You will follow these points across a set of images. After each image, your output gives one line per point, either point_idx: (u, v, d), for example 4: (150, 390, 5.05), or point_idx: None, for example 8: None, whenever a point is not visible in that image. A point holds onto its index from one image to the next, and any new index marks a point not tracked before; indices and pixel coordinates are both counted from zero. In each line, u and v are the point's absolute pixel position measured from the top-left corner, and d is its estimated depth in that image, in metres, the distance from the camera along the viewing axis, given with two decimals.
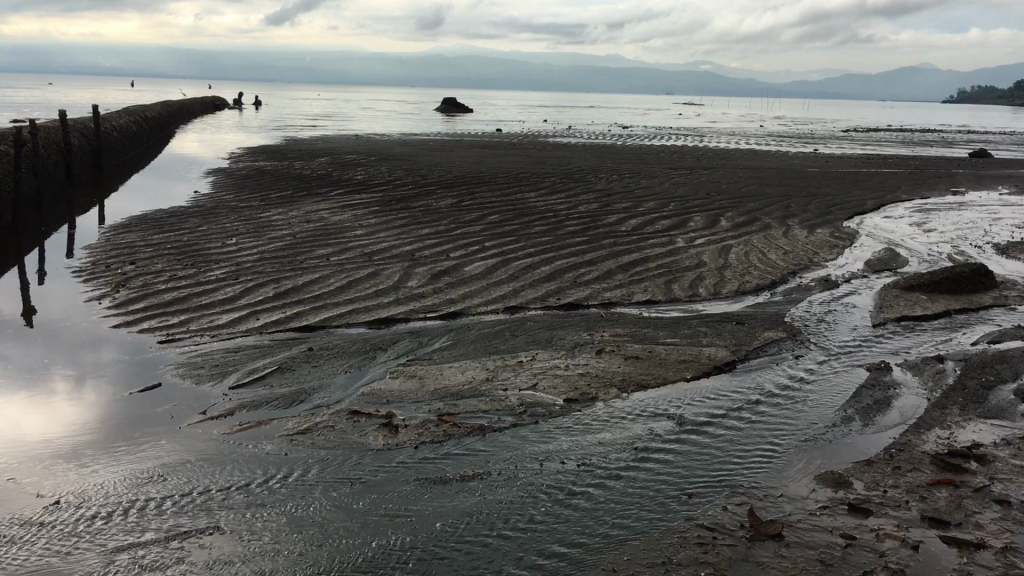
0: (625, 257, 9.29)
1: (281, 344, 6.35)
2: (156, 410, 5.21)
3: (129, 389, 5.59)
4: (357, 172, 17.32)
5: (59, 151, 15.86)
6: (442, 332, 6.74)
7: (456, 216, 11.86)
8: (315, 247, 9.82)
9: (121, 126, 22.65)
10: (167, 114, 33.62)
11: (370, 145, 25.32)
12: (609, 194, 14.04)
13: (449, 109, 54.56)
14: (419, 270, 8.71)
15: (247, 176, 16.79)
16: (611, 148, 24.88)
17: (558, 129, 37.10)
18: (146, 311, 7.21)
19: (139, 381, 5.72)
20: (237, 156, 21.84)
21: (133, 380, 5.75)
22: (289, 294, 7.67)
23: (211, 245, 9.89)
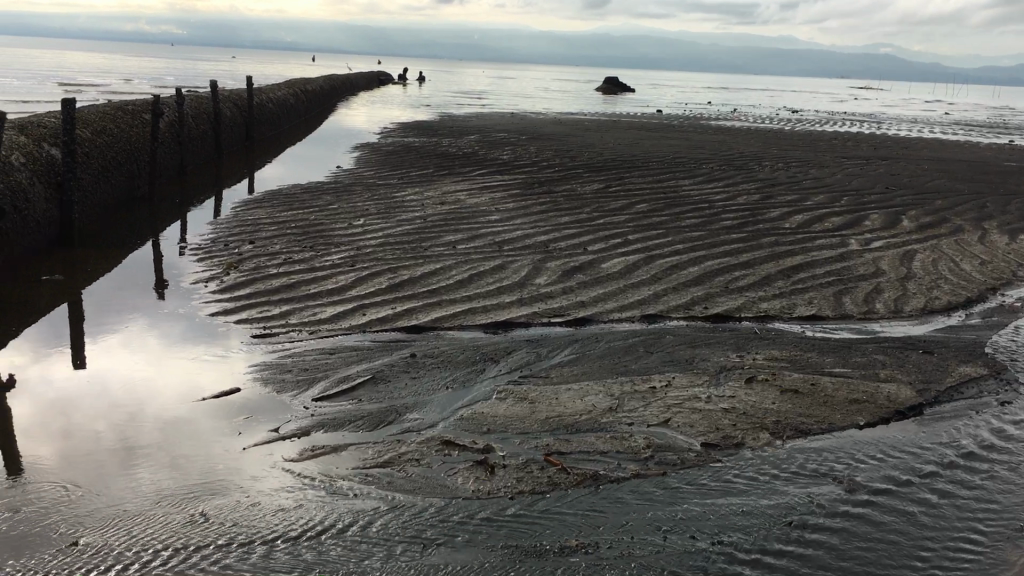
0: (788, 260, 8.10)
1: (380, 349, 5.60)
2: (216, 426, 4.54)
3: (201, 395, 4.96)
4: (504, 152, 16.57)
5: (209, 122, 15.89)
6: (565, 343, 5.82)
7: (600, 204, 10.89)
8: (443, 232, 9.07)
9: (277, 98, 22.81)
10: (329, 87, 34.05)
11: (523, 124, 24.59)
12: (772, 185, 12.71)
13: (611, 90, 53.43)
14: (550, 264, 7.83)
15: (392, 152, 16.36)
16: (779, 134, 23.16)
17: (722, 111, 35.30)
18: (244, 300, 6.63)
19: (212, 387, 5.09)
20: (388, 130, 21.57)
21: (206, 386, 5.11)
22: (403, 288, 6.94)
23: (337, 225, 9.33)
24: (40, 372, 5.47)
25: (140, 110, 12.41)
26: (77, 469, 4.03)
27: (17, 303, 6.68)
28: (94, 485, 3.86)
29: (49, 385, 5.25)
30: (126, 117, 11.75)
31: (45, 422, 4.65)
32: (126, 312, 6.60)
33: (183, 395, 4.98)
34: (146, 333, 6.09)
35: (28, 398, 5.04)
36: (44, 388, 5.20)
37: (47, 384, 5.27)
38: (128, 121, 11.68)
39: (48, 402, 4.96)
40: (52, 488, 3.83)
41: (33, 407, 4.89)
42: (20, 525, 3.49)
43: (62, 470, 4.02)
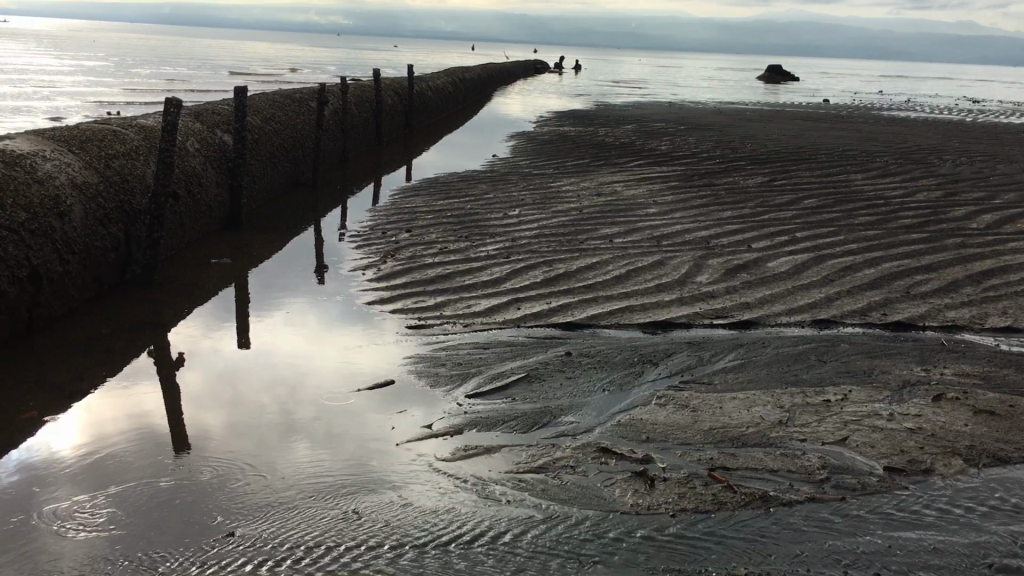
0: (976, 264, 7.43)
1: (535, 345, 5.44)
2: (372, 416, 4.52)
3: (357, 384, 4.94)
4: (662, 141, 16.16)
5: (371, 110, 16.22)
6: (729, 347, 5.49)
7: (765, 198, 10.38)
8: (600, 225, 8.84)
9: (436, 86, 23.12)
10: (487, 76, 34.32)
11: (682, 113, 23.99)
12: (954, 181, 11.80)
13: (773, 77, 51.62)
14: (712, 261, 7.47)
15: (549, 141, 16.23)
16: (960, 126, 21.64)
17: (896, 101, 33.34)
18: (400, 289, 6.61)
19: (368, 376, 5.06)
20: (545, 119, 21.49)
21: (362, 373, 5.10)
22: (558, 282, 6.75)
23: (493, 215, 9.26)
24: (211, 343, 5.70)
25: (307, 98, 12.75)
26: (238, 448, 4.12)
27: (188, 284, 6.90)
28: (254, 469, 3.89)
29: (220, 356, 5.47)
30: (294, 105, 12.08)
31: (215, 393, 4.86)
32: (287, 296, 6.70)
33: (340, 382, 4.98)
34: (307, 317, 6.16)
35: (201, 368, 5.27)
36: (215, 358, 5.43)
37: (218, 354, 5.50)
38: (295, 108, 12.01)
39: (220, 372, 5.19)
40: (214, 470, 3.89)
41: (205, 377, 5.12)
42: (182, 507, 3.55)
43: (222, 453, 4.08)
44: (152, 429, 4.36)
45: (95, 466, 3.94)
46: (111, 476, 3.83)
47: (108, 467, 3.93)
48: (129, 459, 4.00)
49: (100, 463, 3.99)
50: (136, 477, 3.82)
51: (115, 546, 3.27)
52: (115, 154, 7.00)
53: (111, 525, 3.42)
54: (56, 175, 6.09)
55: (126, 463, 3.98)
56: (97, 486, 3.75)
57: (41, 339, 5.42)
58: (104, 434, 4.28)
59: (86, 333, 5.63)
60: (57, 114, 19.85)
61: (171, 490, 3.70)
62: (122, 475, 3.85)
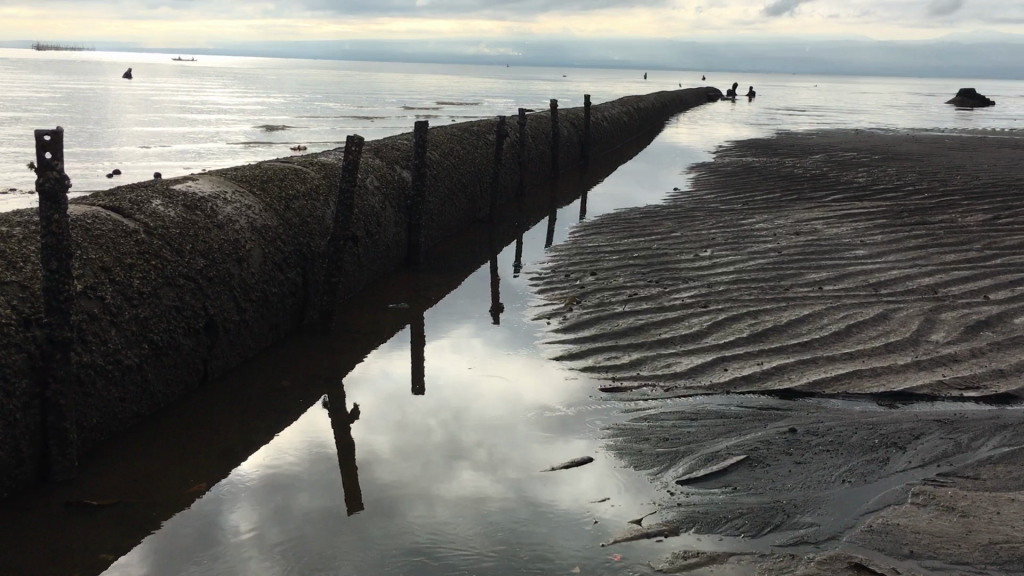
0: None
1: (752, 419, 4.71)
2: (537, 457, 4.38)
3: (534, 445, 4.53)
4: (858, 173, 14.93)
5: (548, 142, 15.82)
6: (990, 429, 4.56)
7: (993, 239, 9.17)
8: (804, 269, 7.97)
9: (612, 117, 22.53)
10: (661, 104, 33.49)
11: (873, 142, 22.44)
12: None
13: (966, 101, 48.37)
14: (946, 315, 6.49)
15: (733, 172, 15.33)
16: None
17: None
18: (588, 343, 6.01)
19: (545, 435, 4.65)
20: (725, 149, 20.48)
21: (540, 433, 4.68)
22: (768, 337, 5.97)
23: (683, 256, 8.55)
24: (381, 367, 5.80)
25: (484, 130, 12.46)
26: (400, 473, 4.19)
27: (364, 331, 6.53)
28: (412, 501, 3.89)
29: (390, 381, 5.56)
30: (472, 138, 11.78)
31: (384, 417, 4.95)
32: (468, 345, 6.22)
33: (529, 450, 4.45)
34: (489, 368, 5.68)
35: (371, 391, 5.39)
36: (385, 383, 5.52)
37: (388, 379, 5.59)
38: (473, 141, 11.72)
39: (391, 397, 5.27)
40: (375, 499, 3.92)
41: (374, 401, 5.22)
42: (363, 564, 3.37)
43: (398, 497, 3.92)
44: (318, 451, 4.49)
45: (267, 486, 4.08)
46: (279, 497, 3.94)
47: (277, 487, 4.05)
48: (308, 535, 3.59)
49: (277, 536, 3.60)
50: (303, 501, 3.92)
51: (287, 570, 3.32)
52: (296, 194, 6.76)
53: (284, 546, 3.50)
54: (237, 219, 5.85)
55: (306, 538, 3.57)
56: (276, 567, 3.35)
57: (215, 393, 5.15)
58: (290, 484, 4.09)
59: (260, 387, 5.33)
60: (242, 151, 20.56)
61: (346, 531, 3.63)
62: (289, 497, 3.96)
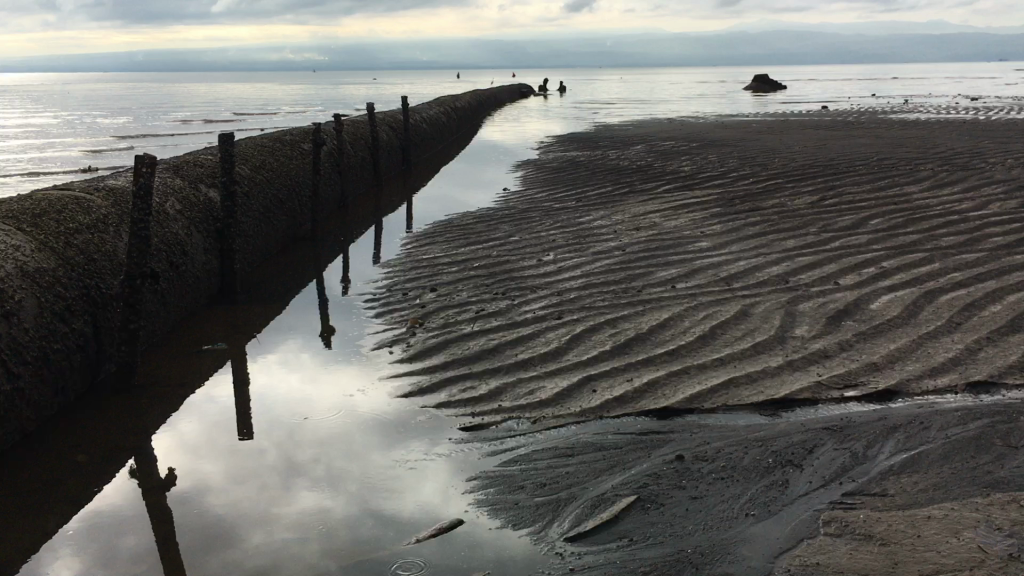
0: None
1: (632, 448, 4.22)
2: (378, 471, 4.23)
3: (377, 467, 4.27)
4: (682, 162, 15.00)
5: (368, 148, 15.05)
6: (880, 433, 4.25)
7: (825, 221, 9.19)
8: (652, 267, 7.65)
9: (431, 118, 21.96)
10: (477, 103, 33.22)
11: (687, 129, 22.89)
12: (1019, 189, 10.65)
13: (762, 86, 51.00)
14: (803, 306, 6.28)
15: (560, 168, 15.07)
16: (979, 126, 20.61)
17: (894, 103, 32.41)
18: (438, 374, 5.36)
19: (387, 457, 4.38)
20: (547, 144, 20.30)
21: (382, 455, 4.41)
22: (632, 349, 5.53)
23: (525, 262, 8.06)
24: (203, 390, 5.48)
25: (299, 140, 11.58)
26: (234, 502, 3.99)
27: (175, 383, 5.58)
28: (251, 530, 3.73)
29: (216, 403, 5.25)
30: (286, 150, 10.88)
31: (212, 442, 4.68)
32: (303, 386, 5.45)
33: (385, 495, 3.99)
34: (330, 413, 4.95)
35: (195, 416, 5.07)
36: (211, 406, 5.21)
37: (213, 401, 5.28)
38: (287, 153, 10.83)
39: (217, 421, 4.97)
40: (212, 531, 3.74)
41: (200, 427, 4.92)
42: None
43: None
44: (131, 500, 4.11)
45: None
46: (105, 542, 3.73)
47: (102, 529, 3.84)
48: None
49: None
50: (133, 541, 3.73)
51: None
52: (79, 228, 5.76)
53: None
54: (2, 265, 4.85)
55: None
56: None
57: None
58: None
59: (47, 469, 4.36)
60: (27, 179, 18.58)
61: None
62: (116, 540, 3.76)
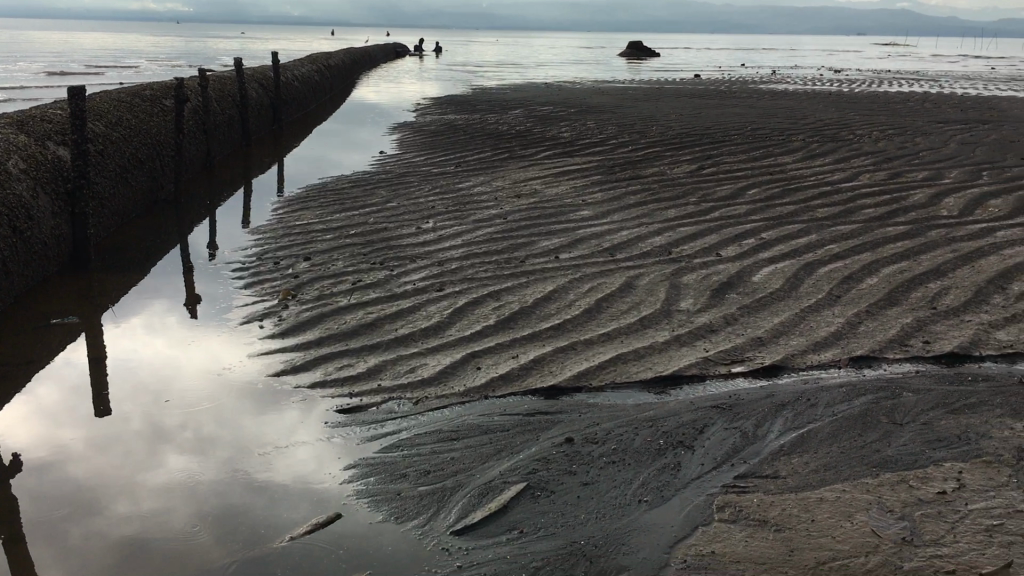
0: (979, 264, 6.41)
1: (520, 431, 4.03)
2: (250, 435, 4.10)
3: (250, 431, 4.13)
4: (561, 128, 14.88)
5: (235, 105, 14.29)
6: (769, 410, 4.19)
7: (704, 191, 9.22)
8: (535, 236, 7.46)
9: (303, 75, 21.13)
10: (351, 61, 32.27)
11: (565, 94, 22.81)
12: (884, 161, 10.97)
13: (636, 53, 51.55)
14: (687, 278, 6.22)
15: (438, 131, 14.71)
16: (843, 99, 21.29)
17: (762, 74, 33.26)
18: (313, 351, 5.03)
19: (260, 422, 4.24)
20: (424, 106, 19.86)
21: (255, 420, 4.26)
22: (517, 323, 5.33)
23: (404, 229, 7.75)
24: (59, 358, 5.15)
25: (160, 95, 10.84)
26: (97, 468, 3.83)
27: (15, 362, 5.06)
28: (104, 526, 3.38)
29: (72, 372, 4.94)
30: (145, 105, 10.16)
31: (71, 412, 4.43)
32: (165, 362, 5.02)
33: (257, 462, 3.86)
34: (194, 393, 4.57)
35: (47, 390, 4.71)
36: (67, 375, 4.89)
37: (61, 383, 4.80)
38: (146, 108, 10.12)
39: (73, 396, 4.62)
40: (74, 498, 3.59)
41: (53, 402, 4.56)
42: None
43: None
44: None
45: None
46: None
47: None
48: None
49: None
50: None
51: None
52: None
53: None
54: None
55: None
56: None
57: None
58: None
59: None
60: None
61: None
62: None
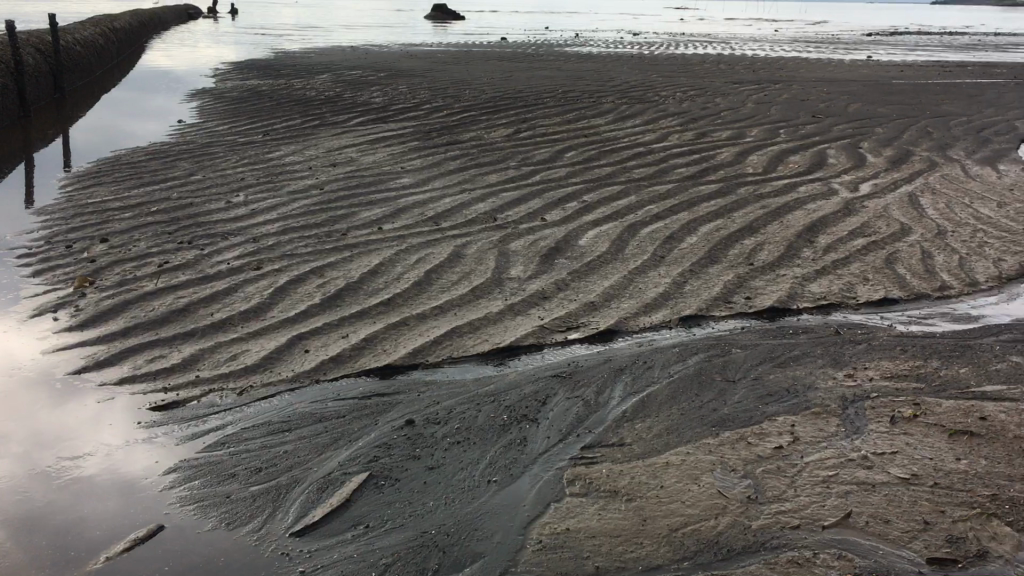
0: (787, 218, 6.68)
1: (357, 417, 3.81)
2: (54, 438, 3.71)
3: (54, 434, 3.74)
4: (372, 93, 14.48)
5: (10, 73, 13.00)
6: (608, 376, 4.17)
7: (523, 155, 9.19)
8: (354, 207, 7.18)
9: (87, 41, 19.56)
10: (140, 25, 30.24)
11: (374, 59, 22.27)
12: (690, 121, 11.31)
13: (442, 16, 51.17)
14: (515, 244, 6.15)
15: (242, 98, 13.97)
16: (646, 60, 21.91)
17: (565, 37, 33.77)
18: (119, 343, 4.59)
19: (64, 423, 3.84)
20: (224, 72, 18.86)
21: (58, 421, 3.86)
22: (344, 300, 5.07)
23: (213, 204, 7.26)
24: None
25: None
26: None
27: None
28: None
29: None
30: None
31: None
32: None
33: (64, 468, 3.49)
34: None
35: None
36: None
37: None
38: None
39: None
40: None
41: None
42: None
43: None
44: None
45: None
46: None
47: None
48: None
49: None
50: None
51: None
52: None
53: None
54: None
55: None
56: None
57: None
58: None
59: None
60: None
61: None
62: None
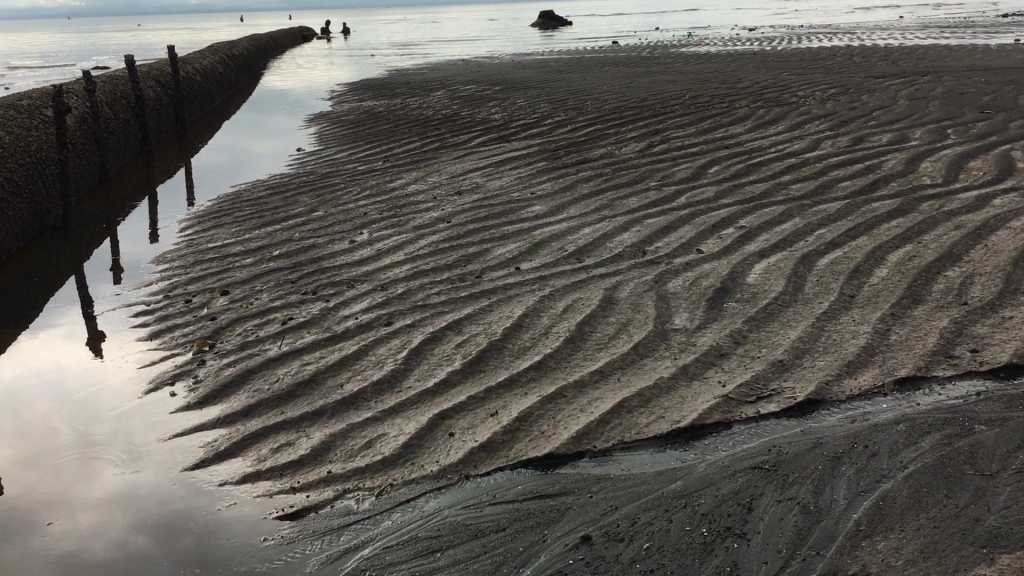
0: (992, 239, 5.69)
1: (523, 530, 3.12)
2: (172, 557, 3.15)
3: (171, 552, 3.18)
4: (490, 108, 13.90)
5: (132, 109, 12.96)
6: (824, 467, 3.36)
7: (663, 172, 8.38)
8: (487, 242, 6.54)
9: (206, 69, 19.66)
10: (256, 50, 30.62)
11: (488, 70, 21.76)
12: (841, 125, 10.24)
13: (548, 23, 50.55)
14: (674, 284, 5.36)
15: (359, 121, 13.60)
16: (772, 56, 20.71)
17: (679, 36, 32.63)
18: (242, 427, 4.04)
19: (184, 534, 3.29)
20: (340, 92, 18.64)
21: (177, 532, 3.31)
22: (489, 365, 4.40)
23: (335, 245, 6.74)
24: None
25: (40, 110, 9.57)
26: None
27: None
28: None
29: None
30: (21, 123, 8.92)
31: None
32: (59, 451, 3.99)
33: None
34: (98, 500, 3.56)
35: None
36: None
37: None
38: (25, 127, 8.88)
39: None
40: None
41: None
42: None
43: None
44: None
45: None
46: None
47: None
48: None
49: None
50: None
51: None
52: None
53: None
54: None
55: None
56: None
57: None
58: None
59: None
60: None
61: None
62: None
